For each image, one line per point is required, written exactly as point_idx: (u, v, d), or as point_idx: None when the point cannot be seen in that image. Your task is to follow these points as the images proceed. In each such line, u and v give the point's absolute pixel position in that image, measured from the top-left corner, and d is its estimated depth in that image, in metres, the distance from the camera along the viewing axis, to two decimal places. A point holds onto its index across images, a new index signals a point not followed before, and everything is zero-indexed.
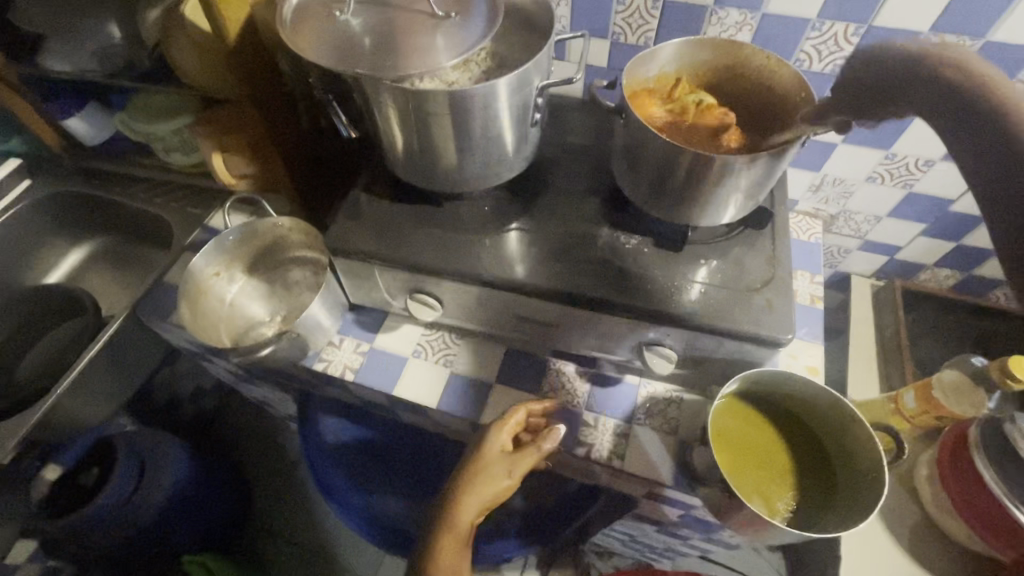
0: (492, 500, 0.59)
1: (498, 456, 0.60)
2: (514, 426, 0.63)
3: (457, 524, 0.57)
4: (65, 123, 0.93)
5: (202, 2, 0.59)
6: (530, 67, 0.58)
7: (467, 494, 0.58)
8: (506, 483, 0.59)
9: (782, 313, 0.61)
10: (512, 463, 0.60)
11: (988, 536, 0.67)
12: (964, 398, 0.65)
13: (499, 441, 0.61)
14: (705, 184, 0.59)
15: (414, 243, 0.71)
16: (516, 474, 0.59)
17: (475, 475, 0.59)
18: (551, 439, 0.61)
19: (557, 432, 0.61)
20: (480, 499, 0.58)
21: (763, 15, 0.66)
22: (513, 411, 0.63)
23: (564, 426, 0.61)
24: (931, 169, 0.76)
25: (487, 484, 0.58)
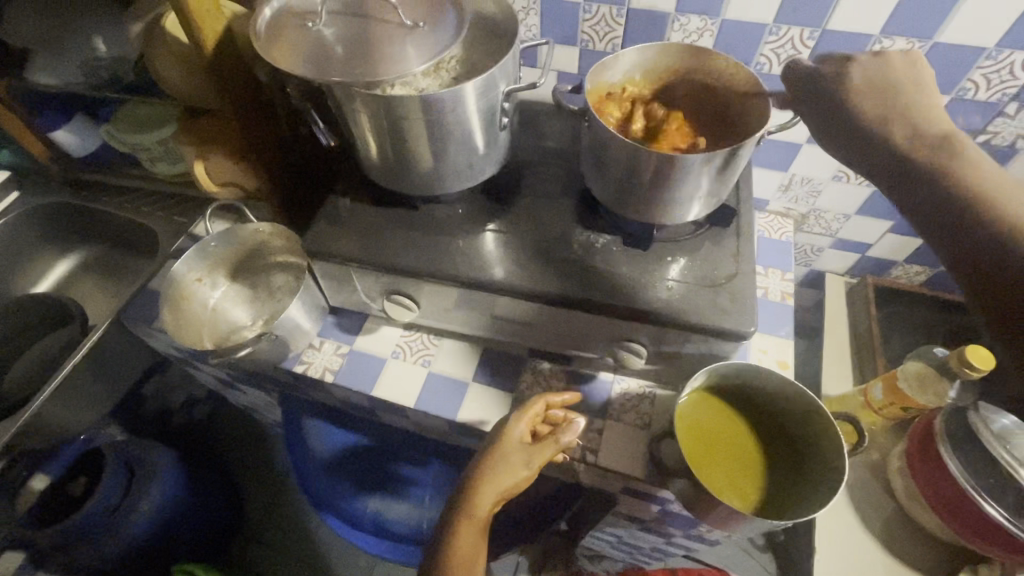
0: (510, 490, 0.59)
1: (516, 446, 0.60)
2: (534, 417, 0.63)
3: (475, 511, 0.57)
4: (53, 135, 0.95)
5: (180, 14, 0.61)
6: (496, 71, 0.60)
7: (486, 482, 0.58)
8: (523, 473, 0.58)
9: (745, 307, 0.63)
10: (530, 453, 0.59)
11: (967, 532, 0.66)
12: (928, 388, 0.67)
13: (517, 429, 0.61)
14: (668, 183, 0.61)
15: (391, 246, 0.72)
16: (534, 464, 0.58)
17: (495, 462, 0.59)
18: (569, 432, 0.59)
19: (576, 425, 0.59)
20: (497, 488, 0.58)
21: (722, 21, 0.69)
22: (533, 403, 0.64)
23: (583, 420, 0.59)
24: None
25: (504, 474, 0.58)
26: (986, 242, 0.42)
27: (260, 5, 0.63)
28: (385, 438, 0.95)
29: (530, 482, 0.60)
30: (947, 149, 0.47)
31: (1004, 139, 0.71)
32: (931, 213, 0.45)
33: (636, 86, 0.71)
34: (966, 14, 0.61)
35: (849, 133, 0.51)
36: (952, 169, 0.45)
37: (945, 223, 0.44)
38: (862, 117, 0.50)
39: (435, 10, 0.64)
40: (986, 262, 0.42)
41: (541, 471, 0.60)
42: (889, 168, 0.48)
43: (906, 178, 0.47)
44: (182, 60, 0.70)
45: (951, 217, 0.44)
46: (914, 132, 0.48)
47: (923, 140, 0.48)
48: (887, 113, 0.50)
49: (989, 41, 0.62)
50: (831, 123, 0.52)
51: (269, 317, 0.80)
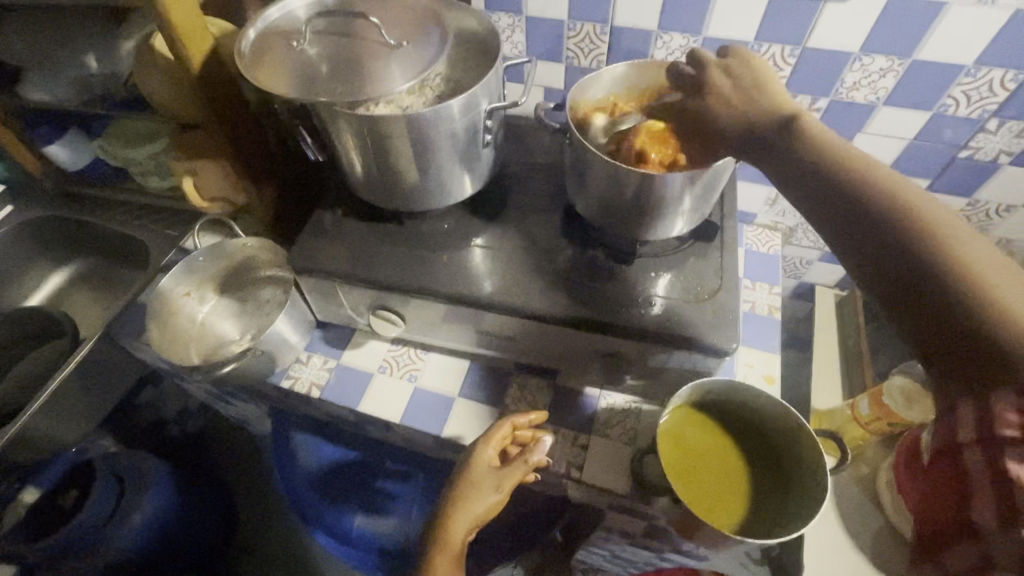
0: (481, 517, 0.60)
1: (485, 471, 0.61)
2: (501, 440, 0.64)
3: (449, 542, 0.58)
4: (47, 149, 0.96)
5: (165, 34, 0.62)
6: (477, 90, 0.61)
7: (460, 513, 0.59)
8: (494, 498, 0.60)
9: (727, 322, 0.63)
10: (499, 477, 0.61)
11: None
12: (915, 402, 0.68)
13: (486, 454, 0.62)
14: (650, 200, 0.61)
15: (378, 261, 0.72)
16: (503, 490, 0.60)
17: (463, 490, 0.60)
18: (538, 452, 0.60)
19: (543, 444, 0.61)
20: (467, 516, 0.59)
21: (704, 38, 0.70)
22: (499, 426, 0.64)
23: (549, 439, 0.61)
24: None
25: (473, 501, 0.59)
26: (843, 195, 0.46)
27: (245, 26, 0.64)
28: (373, 452, 0.94)
29: (503, 505, 0.62)
30: (798, 131, 0.52)
31: (987, 154, 0.72)
32: (804, 181, 0.49)
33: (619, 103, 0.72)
34: (944, 33, 0.61)
35: (734, 138, 0.57)
36: (815, 142, 0.50)
37: (815, 188, 0.48)
38: (742, 127, 0.56)
39: (418, 28, 0.65)
40: (847, 216, 0.45)
41: (512, 493, 0.61)
42: (768, 157, 0.53)
43: (781, 159, 0.52)
44: (168, 77, 0.70)
45: (818, 181, 0.48)
46: (771, 123, 0.54)
47: (781, 127, 0.53)
48: (756, 116, 0.55)
49: (968, 59, 0.63)
50: (729, 132, 0.57)
51: (257, 332, 0.80)
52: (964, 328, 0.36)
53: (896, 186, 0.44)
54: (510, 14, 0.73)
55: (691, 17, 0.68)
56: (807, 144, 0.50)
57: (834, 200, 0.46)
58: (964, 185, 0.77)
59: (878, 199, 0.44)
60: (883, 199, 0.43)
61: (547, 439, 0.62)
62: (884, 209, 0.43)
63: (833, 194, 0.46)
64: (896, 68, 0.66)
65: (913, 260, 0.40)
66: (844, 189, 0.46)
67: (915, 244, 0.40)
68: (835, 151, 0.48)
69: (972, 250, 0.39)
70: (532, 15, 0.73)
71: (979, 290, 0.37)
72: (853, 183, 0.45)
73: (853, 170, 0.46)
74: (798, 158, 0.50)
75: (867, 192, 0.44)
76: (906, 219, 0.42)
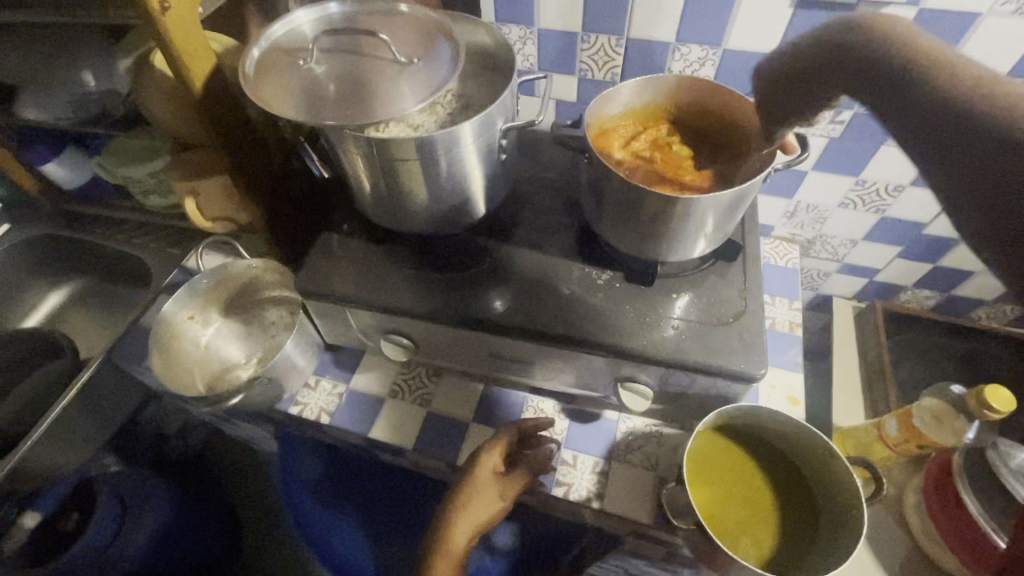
0: (483, 525, 0.58)
1: (490, 477, 0.60)
2: (505, 447, 0.63)
3: (450, 546, 0.55)
4: (43, 168, 0.93)
5: (166, 53, 0.60)
6: (492, 110, 0.59)
7: (463, 516, 0.57)
8: (499, 504, 0.59)
9: (754, 347, 0.61)
10: (504, 483, 0.60)
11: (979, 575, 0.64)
12: (945, 424, 0.65)
13: (491, 460, 0.61)
14: (671, 220, 0.59)
15: (391, 284, 0.70)
16: (508, 496, 0.59)
17: (467, 495, 0.58)
18: (541, 461, 0.66)
19: (546, 453, 0.66)
20: (471, 521, 0.57)
21: (724, 51, 0.67)
22: (505, 431, 0.64)
23: (554, 446, 0.68)
24: (902, 195, 0.78)
25: (477, 508, 0.58)
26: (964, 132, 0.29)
27: (249, 44, 0.61)
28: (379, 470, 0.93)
29: (504, 513, 0.61)
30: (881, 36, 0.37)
31: None
32: (914, 122, 0.32)
33: (647, 109, 0.69)
34: (976, 44, 0.59)
35: (830, 82, 0.41)
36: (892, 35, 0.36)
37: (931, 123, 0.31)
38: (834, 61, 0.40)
39: (429, 44, 0.62)
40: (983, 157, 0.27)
41: (514, 501, 0.61)
42: (874, 93, 0.36)
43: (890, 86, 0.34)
44: (170, 96, 0.68)
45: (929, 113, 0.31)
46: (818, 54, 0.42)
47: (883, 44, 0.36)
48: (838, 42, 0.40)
49: (1002, 69, 0.60)
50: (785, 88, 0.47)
51: (263, 356, 0.78)
52: None
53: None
54: (521, 27, 0.71)
55: (710, 30, 0.66)
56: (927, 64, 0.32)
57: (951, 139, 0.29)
58: None
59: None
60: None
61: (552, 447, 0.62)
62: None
63: (940, 122, 0.30)
64: None
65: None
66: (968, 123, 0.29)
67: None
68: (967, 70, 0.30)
69: None
70: (545, 28, 0.70)
71: None
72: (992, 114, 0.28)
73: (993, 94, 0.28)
74: (907, 87, 0.33)
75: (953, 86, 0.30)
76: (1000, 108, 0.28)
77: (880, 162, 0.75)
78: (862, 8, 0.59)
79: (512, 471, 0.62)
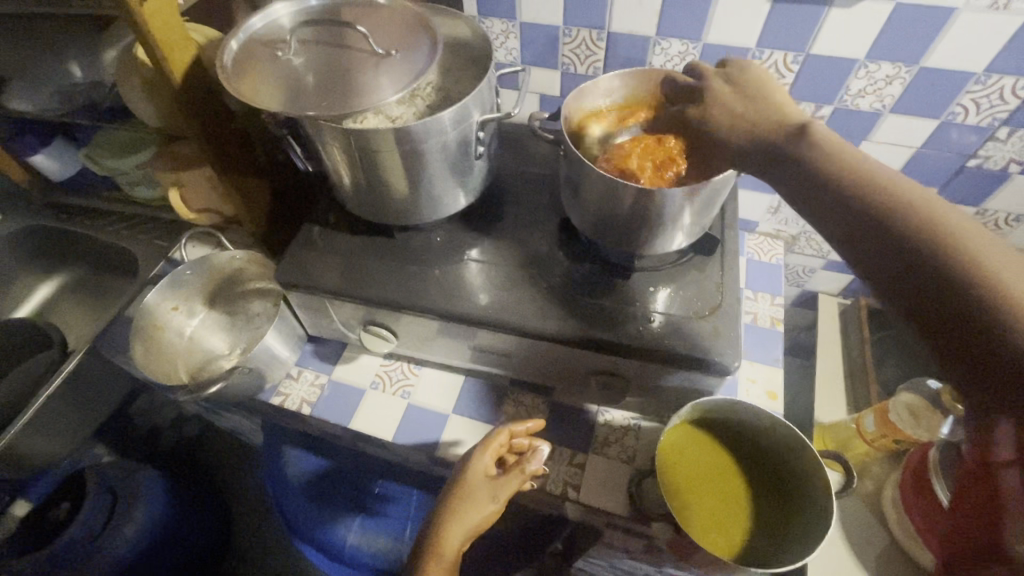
0: (477, 528, 0.57)
1: (481, 480, 0.59)
2: (497, 448, 0.62)
3: (442, 551, 0.54)
4: (31, 159, 0.94)
5: (144, 46, 0.60)
6: (469, 102, 0.59)
7: (453, 520, 0.56)
8: (491, 508, 0.57)
9: (728, 340, 0.62)
10: (496, 487, 0.58)
11: None
12: (922, 421, 0.65)
13: (483, 462, 0.60)
14: (649, 213, 0.59)
15: (371, 276, 0.70)
16: (500, 498, 0.57)
17: (459, 499, 0.57)
18: (535, 460, 0.59)
19: (540, 453, 0.59)
20: (464, 528, 0.56)
21: (704, 45, 0.67)
22: (496, 434, 0.63)
23: (548, 448, 0.60)
24: None
25: (470, 513, 0.56)
26: (896, 241, 0.38)
27: (227, 36, 0.61)
28: (363, 468, 0.91)
29: (498, 517, 0.59)
30: (802, 136, 0.47)
31: (996, 163, 0.70)
32: (837, 206, 0.42)
33: (636, 98, 0.69)
34: (952, 40, 0.59)
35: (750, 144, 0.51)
36: (813, 137, 0.47)
37: (864, 217, 0.40)
38: (776, 140, 0.49)
39: (407, 36, 0.62)
40: (899, 256, 0.37)
41: (509, 503, 0.58)
42: (792, 178, 0.46)
43: (829, 194, 0.43)
44: (152, 88, 0.68)
45: (861, 218, 0.40)
46: (772, 125, 0.50)
47: (831, 157, 0.44)
48: (784, 129, 0.49)
49: (976, 66, 0.60)
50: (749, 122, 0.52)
51: (246, 346, 0.78)
52: (978, 326, 0.33)
53: (910, 199, 0.39)
54: (503, 20, 0.71)
55: (689, 23, 0.66)
56: (880, 181, 0.41)
57: (879, 242, 0.39)
58: (972, 194, 0.75)
59: (948, 250, 0.35)
60: (958, 246, 0.35)
61: (545, 448, 0.61)
62: (951, 262, 0.35)
63: (862, 217, 0.40)
64: (903, 75, 0.64)
65: (983, 324, 0.32)
66: (889, 219, 0.39)
67: (986, 312, 0.33)
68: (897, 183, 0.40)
69: (984, 255, 0.34)
70: (526, 22, 0.70)
71: (985, 280, 0.33)
72: (904, 213, 0.38)
73: (899, 194, 0.39)
74: (824, 181, 0.43)
75: (867, 185, 0.41)
76: (904, 214, 0.38)
77: None
78: (837, 7, 0.60)
79: (505, 472, 0.60)
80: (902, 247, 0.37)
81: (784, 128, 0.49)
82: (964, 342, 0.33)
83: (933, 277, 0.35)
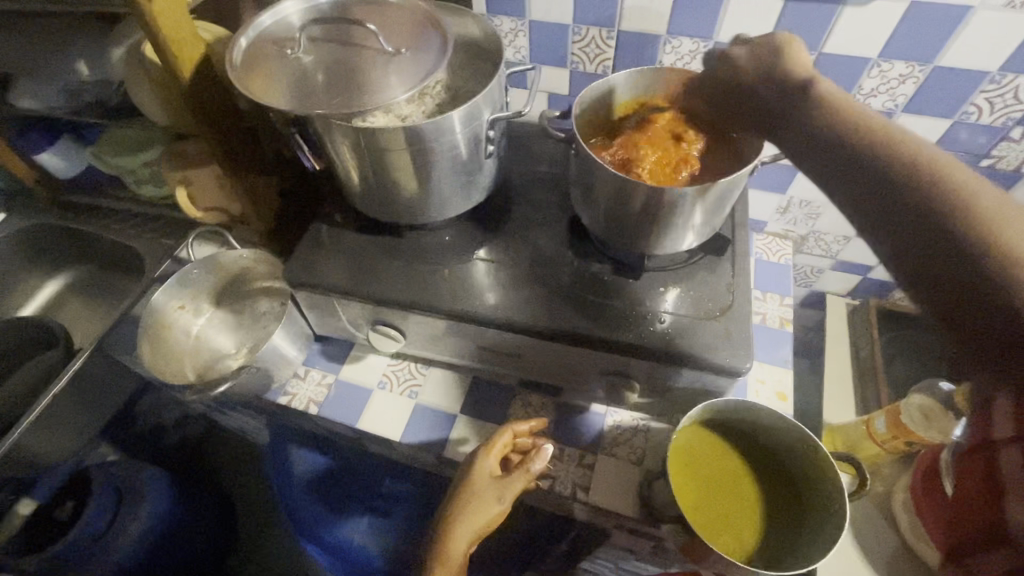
0: (485, 527, 0.56)
1: (486, 481, 0.59)
2: (501, 449, 0.62)
3: (450, 554, 0.54)
4: (38, 158, 0.96)
5: (153, 43, 0.60)
6: (479, 101, 0.58)
7: (460, 521, 0.56)
8: (497, 508, 0.56)
9: (739, 341, 0.61)
10: (502, 487, 0.58)
11: None
12: (934, 423, 0.65)
13: (487, 464, 0.60)
14: (660, 213, 0.58)
15: (378, 276, 0.70)
16: (506, 498, 0.57)
17: (464, 502, 0.57)
18: (539, 459, 0.59)
19: (545, 452, 0.59)
20: (471, 527, 0.55)
21: (715, 43, 0.67)
22: (500, 434, 0.62)
23: (552, 446, 0.59)
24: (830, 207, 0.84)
25: (478, 511, 0.56)
26: (907, 205, 0.37)
27: (237, 34, 0.61)
28: (369, 469, 0.89)
29: (505, 517, 0.58)
30: (825, 107, 0.46)
31: (1009, 163, 0.69)
32: (853, 173, 0.41)
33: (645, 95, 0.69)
34: (966, 38, 0.59)
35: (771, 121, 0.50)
36: (840, 106, 0.45)
37: (884, 187, 0.39)
38: (797, 111, 0.47)
39: (417, 34, 0.62)
40: (920, 227, 0.36)
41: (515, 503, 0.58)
42: (807, 146, 0.45)
43: (841, 159, 0.42)
44: (160, 86, 0.68)
45: (876, 184, 0.39)
46: (786, 97, 0.49)
47: (851, 127, 0.43)
48: (808, 98, 0.47)
49: (991, 65, 0.60)
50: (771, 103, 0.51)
51: (253, 346, 0.78)
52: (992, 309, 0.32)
53: (938, 171, 0.37)
54: (513, 19, 0.71)
55: (701, 22, 0.65)
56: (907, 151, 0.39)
57: (889, 205, 0.38)
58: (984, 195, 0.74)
59: (962, 216, 0.35)
60: (985, 221, 0.34)
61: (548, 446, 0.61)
62: (975, 237, 0.34)
63: (881, 186, 0.39)
64: (916, 74, 0.63)
65: (1000, 302, 0.32)
66: (912, 188, 0.37)
67: (1004, 290, 0.32)
68: (916, 149, 0.39)
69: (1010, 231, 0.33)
70: (535, 20, 0.70)
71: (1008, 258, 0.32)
72: (929, 184, 0.37)
73: (927, 166, 0.38)
74: (846, 151, 0.42)
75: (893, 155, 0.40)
76: (929, 185, 0.37)
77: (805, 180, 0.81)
78: (850, 5, 0.59)
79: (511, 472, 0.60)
80: (922, 218, 0.36)
81: (807, 98, 0.47)
82: (972, 315, 0.33)
83: (955, 252, 0.34)
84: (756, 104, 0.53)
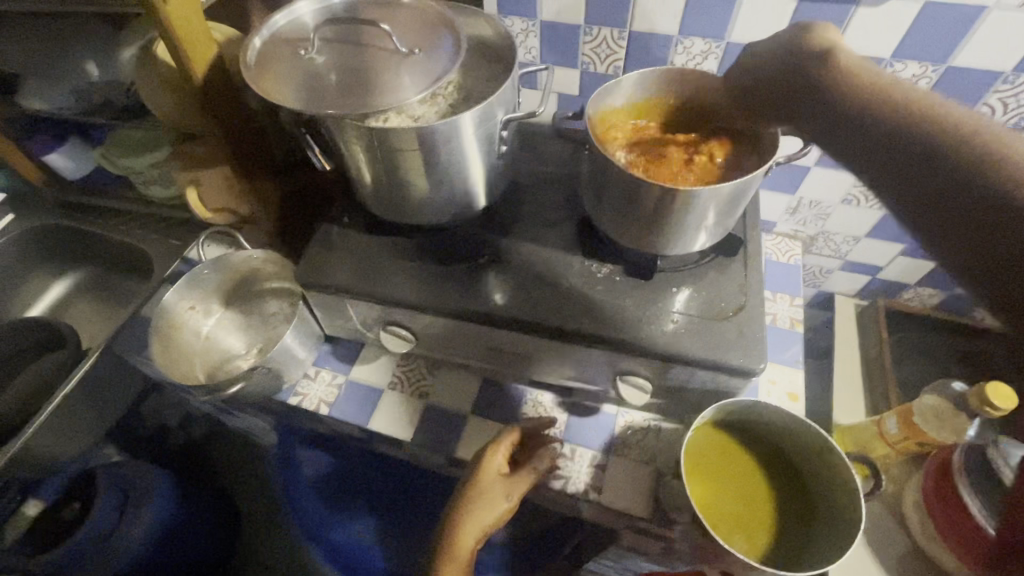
0: (490, 527, 0.56)
1: (494, 478, 0.59)
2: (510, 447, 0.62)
3: (456, 552, 0.54)
4: (46, 158, 0.96)
5: (165, 42, 0.60)
6: (493, 101, 0.58)
7: (468, 517, 0.55)
8: (505, 506, 0.57)
9: (752, 341, 0.61)
10: (510, 484, 0.59)
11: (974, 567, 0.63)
12: (945, 423, 0.65)
13: (496, 461, 0.60)
14: (673, 212, 0.58)
15: (390, 275, 0.70)
16: (513, 497, 0.58)
17: (472, 499, 0.57)
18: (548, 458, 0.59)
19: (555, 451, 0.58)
20: (478, 526, 0.55)
21: (727, 44, 0.67)
22: (507, 433, 0.62)
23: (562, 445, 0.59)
24: (839, 207, 0.84)
25: (484, 510, 0.56)
26: (935, 169, 0.38)
27: (250, 34, 0.61)
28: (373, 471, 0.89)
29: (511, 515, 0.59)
30: (847, 89, 0.47)
31: None
32: (883, 147, 0.42)
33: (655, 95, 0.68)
34: (981, 38, 0.58)
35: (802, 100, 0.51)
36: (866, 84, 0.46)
37: (913, 157, 0.40)
38: (825, 94, 0.49)
39: (430, 34, 0.62)
40: (949, 189, 0.37)
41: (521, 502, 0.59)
42: (834, 128, 0.47)
43: (868, 135, 0.43)
44: (171, 85, 0.68)
45: (897, 151, 0.41)
46: (818, 74, 0.50)
47: (872, 104, 0.45)
48: (834, 80, 0.49)
49: (1004, 66, 0.60)
50: (795, 84, 0.52)
51: (264, 346, 0.78)
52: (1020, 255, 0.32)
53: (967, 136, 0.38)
54: (524, 19, 0.71)
55: (713, 22, 0.65)
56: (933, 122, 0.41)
57: (913, 169, 0.39)
58: None
59: (982, 169, 0.36)
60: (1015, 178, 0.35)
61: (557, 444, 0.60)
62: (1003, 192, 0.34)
63: (910, 156, 0.40)
64: (930, 74, 0.63)
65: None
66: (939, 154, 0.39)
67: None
68: (934, 117, 0.41)
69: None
70: (546, 21, 0.70)
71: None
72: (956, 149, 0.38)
73: (954, 132, 0.39)
74: (872, 127, 0.44)
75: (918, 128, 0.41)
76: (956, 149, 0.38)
77: (813, 180, 0.81)
78: (865, 5, 0.59)
79: (518, 471, 0.60)
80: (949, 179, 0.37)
81: (833, 79, 0.49)
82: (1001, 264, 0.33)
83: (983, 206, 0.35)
84: (779, 87, 0.54)
